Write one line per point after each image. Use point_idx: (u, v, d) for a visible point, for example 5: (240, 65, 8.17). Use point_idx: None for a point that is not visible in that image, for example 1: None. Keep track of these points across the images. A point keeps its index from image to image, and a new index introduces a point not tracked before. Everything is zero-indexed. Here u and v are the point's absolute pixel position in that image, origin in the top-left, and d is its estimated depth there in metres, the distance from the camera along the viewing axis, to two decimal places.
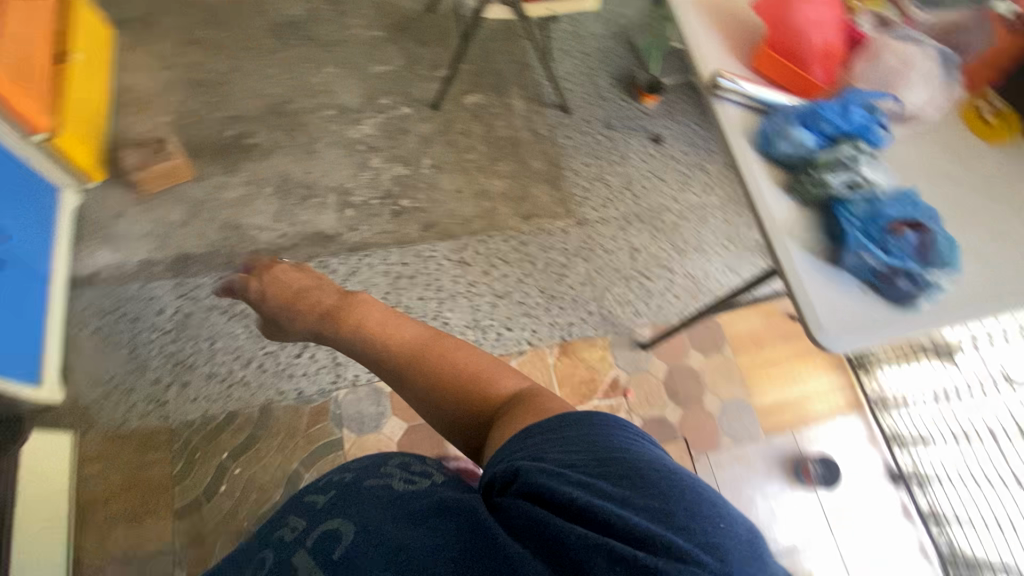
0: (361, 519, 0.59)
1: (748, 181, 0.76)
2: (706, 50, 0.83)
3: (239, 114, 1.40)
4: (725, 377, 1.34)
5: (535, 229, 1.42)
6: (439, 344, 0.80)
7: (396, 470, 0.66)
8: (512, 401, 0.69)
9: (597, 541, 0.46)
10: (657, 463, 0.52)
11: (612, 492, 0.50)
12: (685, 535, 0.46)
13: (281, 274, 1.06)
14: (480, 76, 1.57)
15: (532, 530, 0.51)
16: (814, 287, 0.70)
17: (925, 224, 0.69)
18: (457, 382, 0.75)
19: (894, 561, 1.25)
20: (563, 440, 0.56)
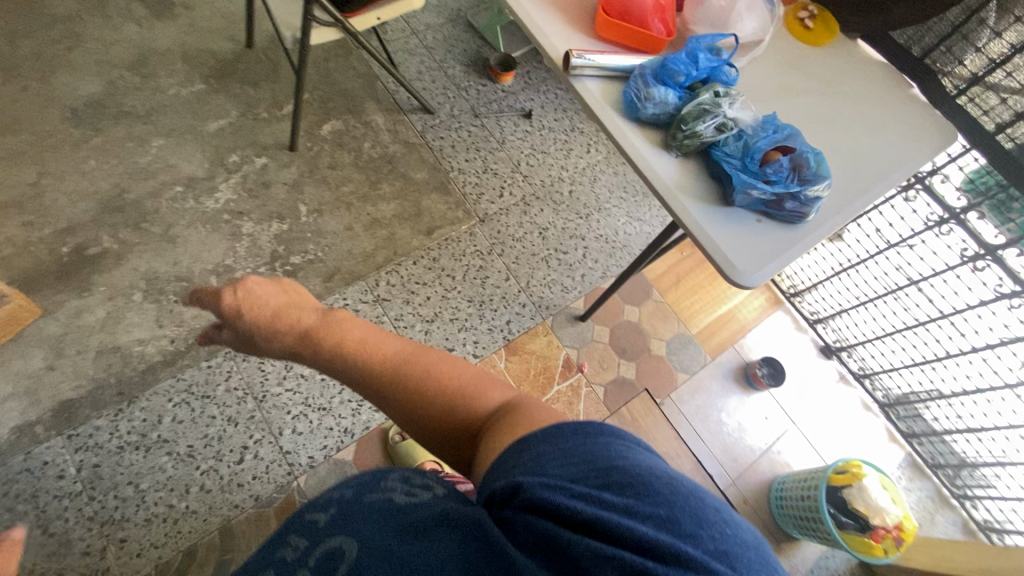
0: (361, 538, 0.45)
1: (627, 150, 0.77)
2: (548, 32, 0.82)
3: (70, 224, 1.20)
4: (662, 319, 1.40)
5: (442, 241, 1.37)
6: (425, 357, 0.65)
7: (400, 482, 0.51)
8: (515, 415, 0.56)
9: (608, 554, 0.38)
10: (661, 469, 0.44)
11: (619, 501, 0.40)
12: (695, 543, 0.38)
13: (257, 288, 0.74)
14: (330, 100, 1.46)
15: (536, 544, 0.40)
16: (718, 235, 0.73)
17: (792, 145, 0.73)
18: (449, 396, 0.62)
19: (844, 424, 1.41)
20: (563, 453, 0.45)
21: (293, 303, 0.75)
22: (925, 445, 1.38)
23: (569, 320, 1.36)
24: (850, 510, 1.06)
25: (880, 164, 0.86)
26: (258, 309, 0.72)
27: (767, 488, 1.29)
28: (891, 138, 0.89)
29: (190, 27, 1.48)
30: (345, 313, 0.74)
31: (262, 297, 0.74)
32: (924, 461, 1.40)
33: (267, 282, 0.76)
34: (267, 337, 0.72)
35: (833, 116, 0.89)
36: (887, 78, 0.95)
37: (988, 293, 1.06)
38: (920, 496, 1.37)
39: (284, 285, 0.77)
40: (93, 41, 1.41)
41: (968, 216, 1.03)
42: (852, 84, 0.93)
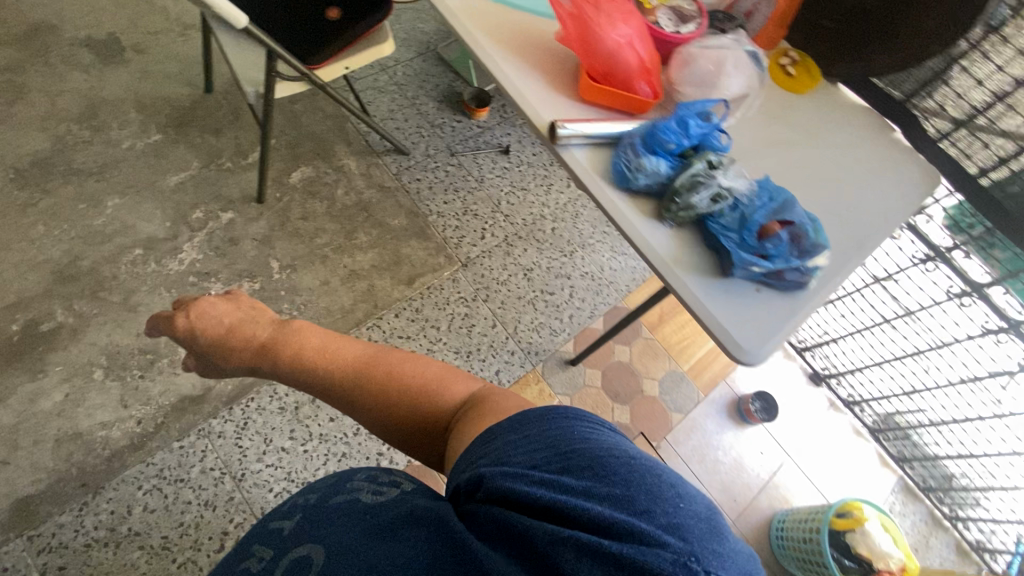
0: (330, 542, 0.46)
1: (619, 223, 0.74)
2: (529, 98, 0.78)
3: (19, 298, 1.11)
4: (653, 357, 1.37)
5: (424, 290, 1.32)
6: (386, 359, 0.70)
7: (364, 483, 0.54)
8: (465, 407, 0.62)
9: (565, 534, 0.38)
10: (620, 448, 0.44)
11: (576, 484, 0.41)
12: (648, 520, 0.38)
13: (206, 305, 0.83)
14: (298, 145, 1.39)
15: (502, 530, 0.41)
16: (719, 312, 0.70)
17: (790, 216, 0.71)
18: (411, 392, 0.66)
19: (839, 453, 1.40)
20: (525, 439, 0.46)
21: (245, 317, 0.82)
22: (917, 468, 1.39)
23: (560, 365, 1.32)
24: (853, 554, 1.05)
25: (872, 217, 0.85)
26: (211, 323, 0.81)
27: (768, 525, 1.27)
28: (881, 188, 0.88)
29: (143, 73, 1.39)
30: (301, 323, 0.79)
31: (213, 314, 0.82)
32: (915, 484, 1.41)
33: (219, 300, 0.84)
34: (223, 350, 0.80)
35: (824, 170, 0.87)
36: (870, 126, 0.94)
37: (975, 327, 1.07)
38: (915, 519, 1.38)
39: (236, 300, 0.85)
40: (36, 93, 1.32)
41: (954, 255, 1.02)
42: (837, 133, 0.92)
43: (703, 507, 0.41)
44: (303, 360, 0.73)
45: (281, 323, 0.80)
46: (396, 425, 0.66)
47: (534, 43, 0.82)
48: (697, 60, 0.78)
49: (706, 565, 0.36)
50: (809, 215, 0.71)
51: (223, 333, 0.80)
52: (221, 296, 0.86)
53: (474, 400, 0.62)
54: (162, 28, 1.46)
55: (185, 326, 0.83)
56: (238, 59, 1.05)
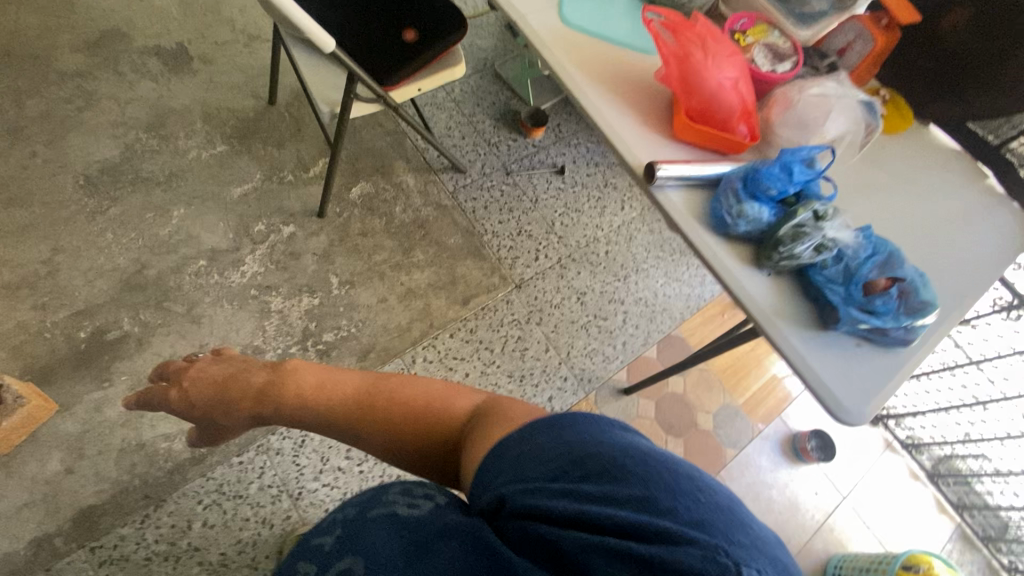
0: (368, 554, 0.48)
1: (717, 269, 0.72)
2: (624, 135, 0.77)
3: (88, 306, 1.13)
4: (706, 389, 1.35)
5: (478, 311, 1.31)
6: (383, 383, 0.69)
7: (399, 495, 0.54)
8: (473, 419, 0.60)
9: (592, 541, 0.39)
10: (633, 445, 0.45)
11: (595, 490, 0.42)
12: (672, 517, 0.39)
13: (199, 369, 0.85)
14: (358, 160, 1.40)
15: (533, 542, 0.42)
16: (820, 366, 0.68)
17: (899, 272, 0.68)
18: (416, 412, 0.64)
19: (898, 496, 1.35)
20: (541, 451, 0.47)
21: (237, 370, 0.81)
22: (977, 518, 1.33)
23: (612, 393, 1.31)
24: None
25: (970, 267, 0.82)
26: (207, 384, 0.82)
27: (823, 569, 1.24)
28: (978, 238, 0.85)
29: (209, 83, 1.41)
30: (289, 363, 0.77)
31: (205, 377, 0.83)
32: (974, 533, 1.35)
33: (210, 363, 0.85)
34: (223, 409, 0.78)
35: (920, 215, 0.84)
36: (962, 170, 0.91)
37: None
38: (971, 570, 1.32)
39: (226, 359, 0.85)
40: (106, 100, 1.34)
41: None
42: (930, 178, 0.89)
43: (723, 496, 0.41)
44: (302, 401, 0.71)
45: (273, 369, 0.77)
46: (414, 445, 0.64)
47: (626, 80, 0.81)
48: (803, 100, 0.76)
49: (735, 557, 0.36)
50: (917, 270, 0.69)
51: (217, 391, 0.79)
52: (212, 356, 0.88)
53: (481, 410, 0.60)
54: (228, 39, 1.47)
55: (180, 395, 0.84)
56: (314, 79, 1.06)
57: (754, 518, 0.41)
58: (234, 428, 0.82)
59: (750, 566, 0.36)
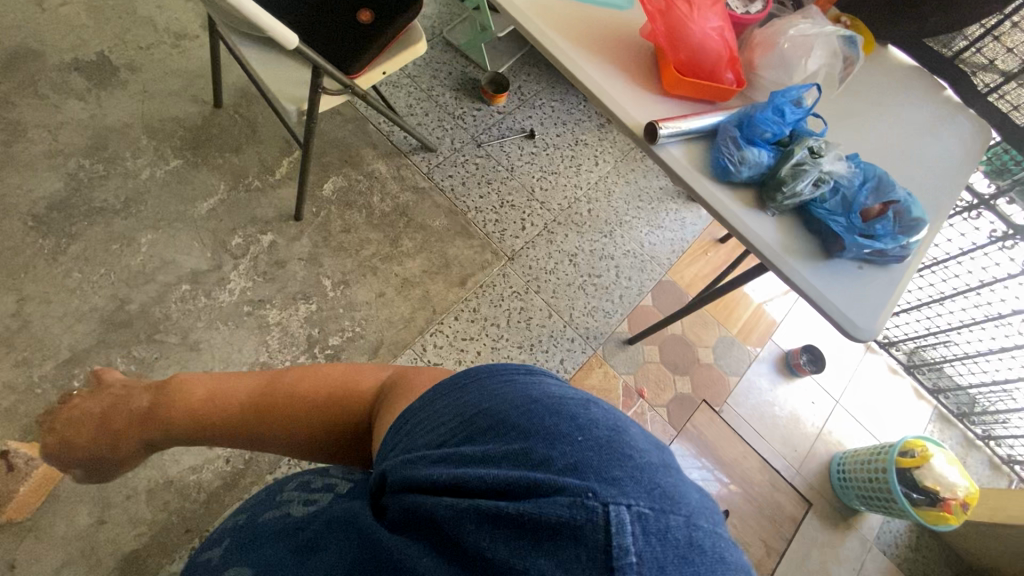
0: (256, 560, 0.49)
1: (724, 216, 0.74)
2: (618, 96, 0.77)
3: (74, 353, 1.07)
4: (703, 326, 1.42)
5: (477, 289, 1.31)
6: (286, 380, 0.64)
7: (295, 494, 0.58)
8: (378, 400, 0.56)
9: (462, 505, 0.34)
10: (522, 394, 0.39)
11: (474, 449, 0.36)
12: (546, 468, 0.33)
13: (75, 405, 0.85)
14: (324, 154, 1.34)
15: (406, 517, 0.37)
16: (831, 293, 0.73)
17: (890, 196, 0.73)
18: (320, 401, 0.59)
19: (883, 392, 1.48)
20: (435, 417, 0.41)
21: (116, 400, 0.80)
22: (950, 398, 1.48)
23: (618, 345, 1.36)
24: (920, 487, 1.14)
25: (944, 177, 0.88)
26: (91, 416, 0.80)
27: (827, 468, 1.37)
28: (951, 150, 0.91)
29: (144, 94, 1.30)
30: (177, 381, 0.74)
31: (86, 412, 0.81)
32: (950, 413, 1.50)
33: (88, 396, 0.85)
34: (110, 440, 0.76)
35: (899, 133, 0.89)
36: (923, 85, 0.96)
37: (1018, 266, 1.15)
38: (951, 444, 1.48)
39: (107, 391, 0.84)
40: (33, 128, 1.22)
41: (998, 201, 1.10)
42: (897, 96, 0.93)
43: (608, 427, 0.35)
44: (211, 414, 0.67)
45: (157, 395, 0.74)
46: (325, 435, 0.59)
47: (608, 39, 0.80)
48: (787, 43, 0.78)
49: (605, 496, 0.30)
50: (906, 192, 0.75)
51: (98, 425, 0.78)
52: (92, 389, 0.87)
53: (386, 388, 0.56)
54: (153, 41, 1.35)
55: (58, 441, 0.83)
56: (273, 78, 0.99)
57: (642, 446, 0.35)
58: (125, 461, 0.79)
59: (621, 504, 0.30)
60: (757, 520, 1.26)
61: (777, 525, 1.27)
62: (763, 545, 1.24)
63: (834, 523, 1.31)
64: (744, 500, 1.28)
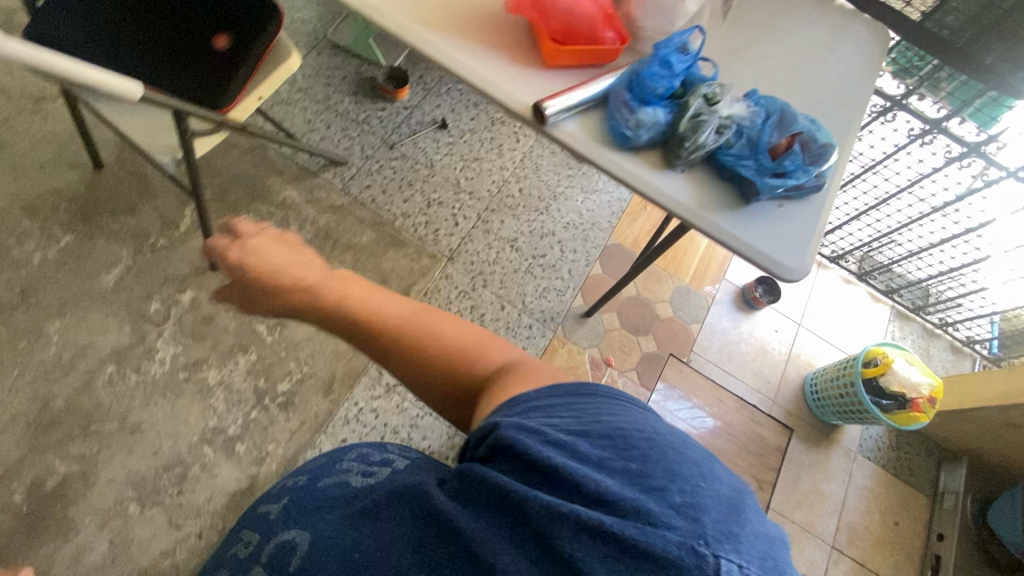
0: (315, 528, 0.50)
1: (632, 181, 0.71)
2: (500, 79, 0.72)
3: (6, 466, 1.00)
4: (656, 281, 1.41)
5: (422, 297, 1.27)
6: (426, 320, 0.56)
7: (353, 465, 0.60)
8: (508, 369, 0.50)
9: (561, 510, 0.33)
10: (637, 423, 0.39)
11: (591, 452, 0.36)
12: (658, 499, 0.33)
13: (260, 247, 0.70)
14: (228, 193, 1.26)
15: (491, 499, 0.36)
16: (758, 239, 0.71)
17: (796, 130, 0.70)
18: (447, 356, 0.53)
19: (840, 304, 1.51)
20: (551, 412, 0.41)
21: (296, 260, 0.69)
22: (904, 295, 1.52)
23: (577, 320, 1.33)
24: (888, 393, 1.16)
25: (847, 94, 0.86)
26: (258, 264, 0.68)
27: (801, 392, 1.39)
28: (847, 59, 0.90)
29: (14, 170, 1.19)
30: (331, 278, 0.65)
31: (267, 247, 0.70)
32: (907, 309, 1.54)
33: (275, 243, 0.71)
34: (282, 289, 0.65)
35: (792, 57, 0.87)
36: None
37: (941, 160, 1.13)
38: (913, 338, 1.53)
39: (295, 246, 0.72)
40: None
41: (909, 99, 1.08)
42: (791, 17, 0.90)
43: (728, 488, 0.36)
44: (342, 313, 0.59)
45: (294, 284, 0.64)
46: (428, 392, 0.54)
47: (474, 22, 0.74)
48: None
49: (716, 549, 0.31)
50: (814, 123, 0.72)
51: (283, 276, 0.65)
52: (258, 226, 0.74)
53: (518, 365, 0.50)
54: (10, 112, 1.23)
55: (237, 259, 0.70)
56: (141, 129, 0.91)
57: (757, 516, 0.36)
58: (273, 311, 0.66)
59: (732, 563, 0.30)
60: (745, 458, 1.28)
61: (764, 458, 1.29)
62: (755, 481, 1.26)
63: (818, 442, 1.33)
64: (729, 442, 1.29)
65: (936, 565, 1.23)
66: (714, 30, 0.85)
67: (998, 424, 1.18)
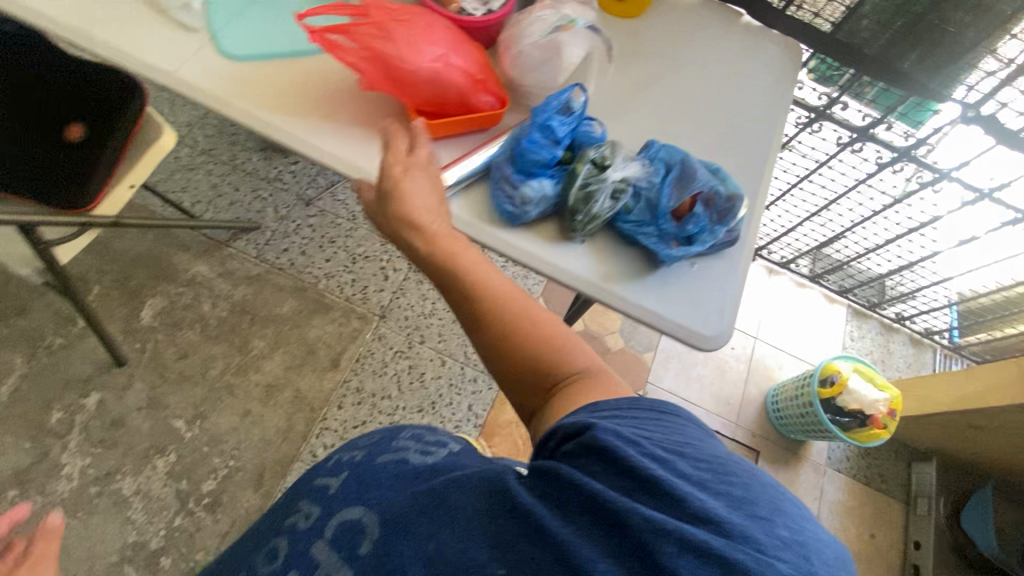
0: (381, 508, 0.46)
1: (528, 259, 0.64)
2: (368, 160, 0.63)
3: None
4: (603, 312, 1.35)
5: (355, 364, 1.18)
6: (522, 302, 0.55)
7: (409, 443, 0.60)
8: (588, 379, 0.50)
9: (666, 525, 0.31)
10: (724, 450, 0.38)
11: (691, 472, 0.34)
12: (765, 526, 0.32)
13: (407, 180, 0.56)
14: (130, 277, 1.17)
15: (583, 507, 0.34)
16: (672, 310, 0.64)
17: (701, 189, 0.64)
18: (535, 352, 0.52)
19: (794, 310, 1.48)
20: (638, 426, 0.39)
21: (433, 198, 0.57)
22: (858, 294, 1.49)
23: None
24: (847, 411, 1.11)
25: (760, 124, 0.81)
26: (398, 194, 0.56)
27: (764, 409, 1.34)
28: (754, 87, 0.84)
29: None
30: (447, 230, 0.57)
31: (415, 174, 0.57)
32: (863, 306, 1.51)
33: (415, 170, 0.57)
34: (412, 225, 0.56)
35: (696, 92, 0.81)
36: (712, 26, 0.88)
37: (873, 166, 1.09)
38: (872, 336, 1.50)
39: (437, 177, 0.59)
40: None
41: (833, 109, 1.02)
42: (690, 49, 0.85)
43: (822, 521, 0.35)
44: (435, 267, 0.57)
45: (412, 224, 0.56)
46: (497, 377, 0.55)
47: (329, 98, 0.65)
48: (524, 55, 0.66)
49: None
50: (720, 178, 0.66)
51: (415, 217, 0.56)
52: (410, 137, 0.58)
53: (597, 378, 0.50)
54: None
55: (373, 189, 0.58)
56: None
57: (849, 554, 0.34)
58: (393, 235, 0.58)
59: None
60: None
61: None
62: None
63: (785, 462, 1.29)
64: None
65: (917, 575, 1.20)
66: (608, 76, 0.79)
67: (963, 427, 1.15)
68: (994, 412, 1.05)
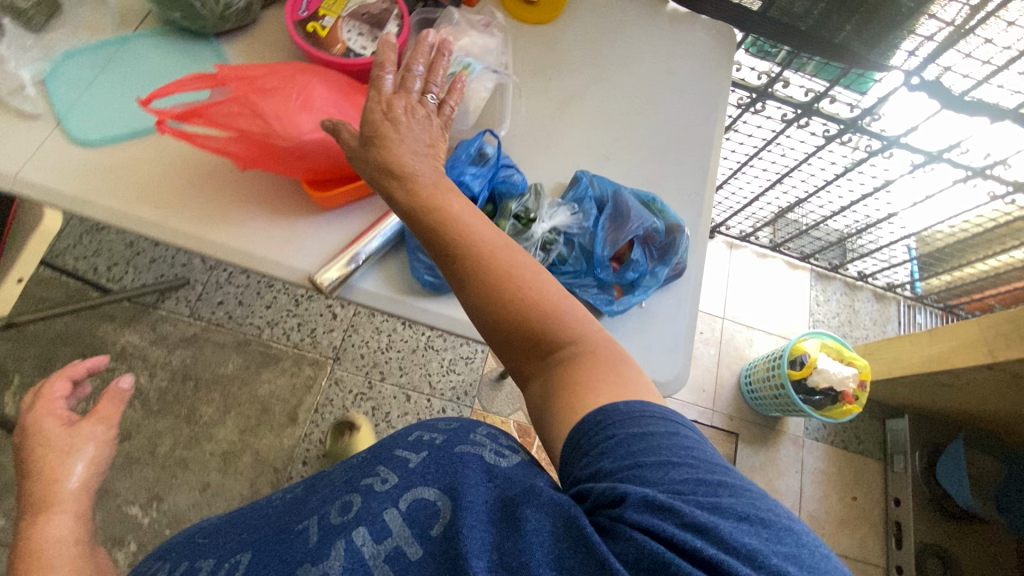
0: (463, 497, 0.40)
1: (461, 327, 0.58)
2: (268, 246, 0.56)
3: None
4: None
5: (313, 415, 1.12)
6: (514, 259, 0.46)
7: (489, 441, 0.45)
8: (587, 353, 0.44)
9: None
10: (755, 493, 0.36)
11: (741, 539, 0.33)
12: None
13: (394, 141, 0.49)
14: (53, 361, 1.07)
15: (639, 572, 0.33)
16: None
17: (642, 226, 0.58)
18: (528, 316, 0.44)
19: (758, 283, 1.47)
20: (670, 470, 0.36)
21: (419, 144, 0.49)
22: (820, 258, 1.47)
23: (494, 384, 1.21)
24: (818, 389, 1.10)
25: (698, 128, 0.75)
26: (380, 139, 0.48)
27: (739, 388, 1.33)
28: (688, 83, 0.78)
29: None
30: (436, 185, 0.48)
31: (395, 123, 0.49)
32: (825, 269, 1.50)
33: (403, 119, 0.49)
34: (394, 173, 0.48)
35: (624, 101, 0.74)
36: (636, 19, 0.80)
37: (821, 138, 1.04)
38: (837, 296, 1.50)
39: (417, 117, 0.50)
40: None
41: (775, 87, 0.96)
42: (614, 50, 0.77)
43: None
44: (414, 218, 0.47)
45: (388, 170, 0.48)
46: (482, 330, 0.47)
47: (207, 181, 0.57)
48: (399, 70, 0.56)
49: None
50: (666, 212, 0.60)
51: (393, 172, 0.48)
52: (433, 54, 0.54)
53: (599, 349, 0.44)
54: None
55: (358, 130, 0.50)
56: None
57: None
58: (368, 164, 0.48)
59: None
60: None
61: None
62: None
63: (764, 440, 1.29)
64: None
65: (898, 532, 1.22)
66: (527, 96, 0.71)
67: (933, 385, 1.15)
68: (960, 371, 1.05)
